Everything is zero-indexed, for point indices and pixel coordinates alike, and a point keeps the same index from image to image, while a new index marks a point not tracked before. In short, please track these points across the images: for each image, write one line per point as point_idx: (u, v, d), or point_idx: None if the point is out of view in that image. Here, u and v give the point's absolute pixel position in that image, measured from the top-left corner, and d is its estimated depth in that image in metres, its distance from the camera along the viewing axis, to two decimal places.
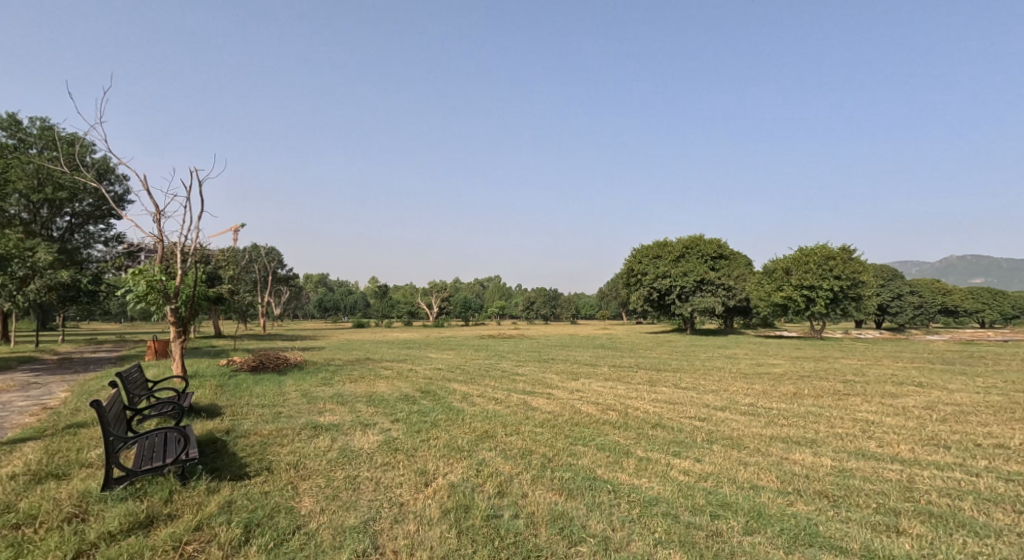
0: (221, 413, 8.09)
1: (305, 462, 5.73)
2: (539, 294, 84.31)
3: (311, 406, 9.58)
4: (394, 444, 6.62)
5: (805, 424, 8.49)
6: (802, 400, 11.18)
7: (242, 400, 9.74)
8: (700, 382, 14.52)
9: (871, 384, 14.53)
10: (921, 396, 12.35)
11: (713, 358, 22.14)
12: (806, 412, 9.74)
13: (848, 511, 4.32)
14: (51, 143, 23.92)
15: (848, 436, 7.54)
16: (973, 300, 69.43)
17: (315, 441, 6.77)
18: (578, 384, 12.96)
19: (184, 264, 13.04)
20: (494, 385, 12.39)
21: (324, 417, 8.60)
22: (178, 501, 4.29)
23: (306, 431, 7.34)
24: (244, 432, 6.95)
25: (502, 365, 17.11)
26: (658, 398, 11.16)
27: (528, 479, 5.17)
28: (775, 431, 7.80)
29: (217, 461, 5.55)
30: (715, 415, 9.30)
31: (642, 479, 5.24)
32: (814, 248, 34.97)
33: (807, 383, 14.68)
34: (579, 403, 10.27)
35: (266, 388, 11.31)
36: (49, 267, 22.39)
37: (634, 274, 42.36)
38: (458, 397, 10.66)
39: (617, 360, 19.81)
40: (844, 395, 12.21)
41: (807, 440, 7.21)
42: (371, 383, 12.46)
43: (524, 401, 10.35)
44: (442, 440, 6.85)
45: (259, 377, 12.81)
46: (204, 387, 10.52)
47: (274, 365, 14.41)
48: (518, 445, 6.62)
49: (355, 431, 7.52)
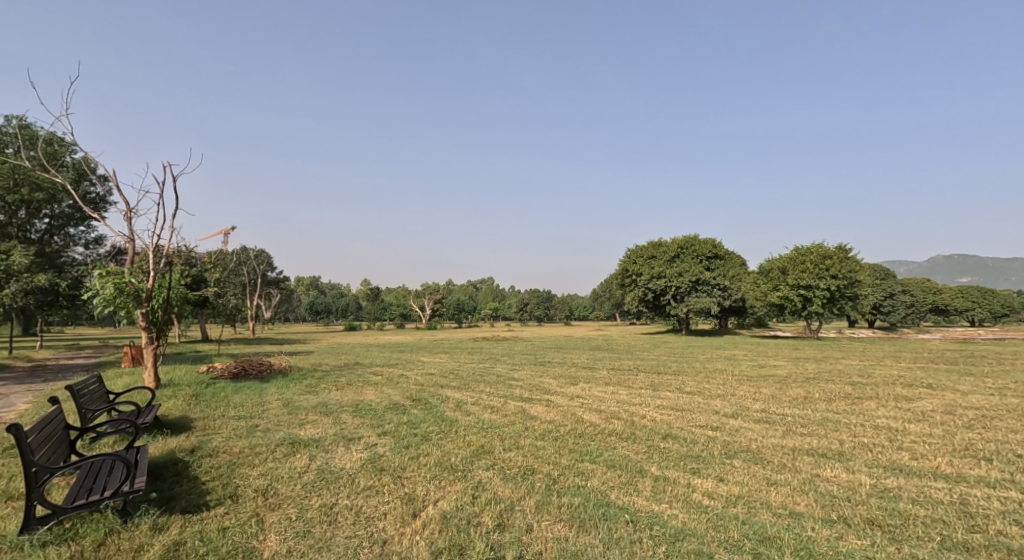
0: (190, 429, 7.36)
1: (275, 487, 5.02)
2: (532, 296, 83.67)
3: (291, 417, 8.85)
4: (379, 463, 5.92)
5: (826, 433, 7.87)
6: (816, 406, 10.55)
7: (217, 412, 9.01)
8: (704, 386, 13.90)
9: (880, 387, 14.00)
10: (936, 399, 11.78)
11: (713, 360, 21.61)
12: (823, 420, 9.11)
13: (911, 547, 3.76)
14: (29, 141, 23.02)
15: (877, 447, 6.92)
16: (963, 299, 69.66)
17: (292, 460, 6.05)
18: (577, 389, 12.30)
19: (159, 266, 12.29)
20: (489, 392, 11.71)
21: (304, 430, 7.88)
22: (113, 546, 3.63)
23: (284, 447, 6.65)
24: (212, 450, 6.23)
25: (496, 369, 16.47)
26: (663, 404, 10.53)
27: (531, 507, 4.52)
28: (796, 442, 7.17)
29: (173, 489, 4.88)
30: (727, 423, 8.67)
31: (663, 505, 4.60)
32: (810, 247, 34.55)
33: (814, 387, 14.11)
34: (581, 411, 9.61)
35: (246, 397, 10.56)
36: (26, 270, 21.52)
37: (629, 275, 41.82)
38: (451, 405, 9.98)
39: (615, 363, 19.15)
40: (856, 399, 11.61)
41: (834, 453, 6.58)
42: (359, 391, 11.73)
43: (522, 409, 9.70)
44: (433, 458, 6.15)
45: (239, 385, 12.08)
46: (177, 397, 9.78)
47: (256, 373, 13.66)
48: (517, 462, 5.95)
49: (337, 446, 6.80)
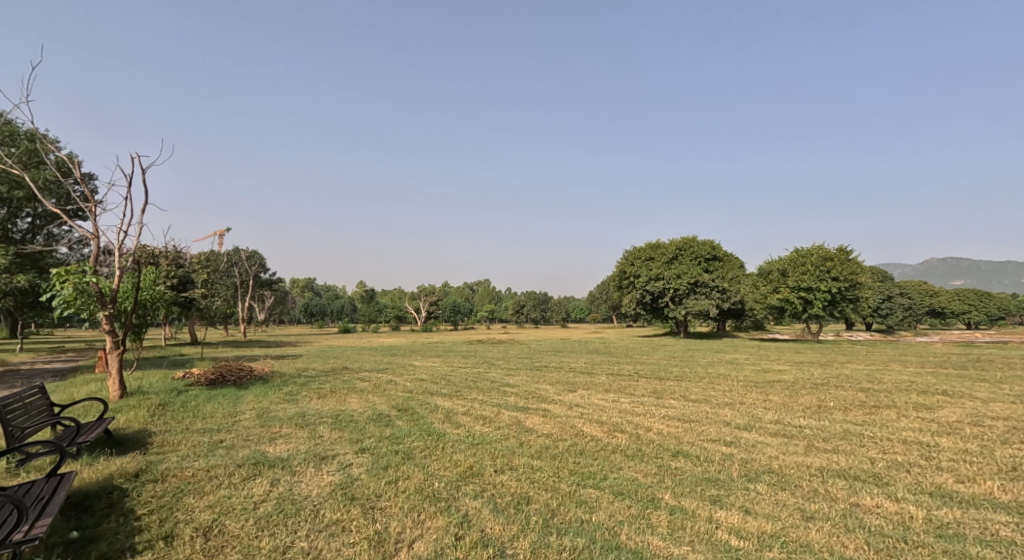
0: (144, 447, 6.57)
1: (222, 523, 4.30)
2: (529, 298, 82.85)
3: (263, 431, 8.01)
4: (351, 490, 5.14)
5: (853, 449, 7.12)
6: (834, 417, 9.80)
7: (182, 424, 8.25)
8: (709, 393, 13.14)
9: (895, 394, 13.22)
10: (959, 408, 11.02)
11: (716, 364, 20.78)
12: (845, 432, 8.35)
13: None
14: (9, 138, 22.18)
15: (914, 467, 6.17)
16: (959, 301, 69.11)
17: (251, 485, 5.26)
18: (576, 397, 11.51)
19: (126, 266, 11.46)
20: (482, 400, 10.88)
21: (274, 446, 7.07)
22: None
23: (246, 468, 5.84)
24: (162, 473, 5.47)
25: (490, 373, 15.67)
26: (669, 415, 9.75)
27: (525, 554, 3.85)
28: (824, 461, 6.41)
29: (98, 526, 4.20)
30: (741, 437, 7.91)
31: (683, 547, 3.92)
32: (810, 249, 33.86)
33: (824, 394, 13.36)
34: (581, 422, 8.84)
35: (218, 406, 9.79)
36: (5, 270, 20.72)
37: (626, 277, 41.06)
38: (439, 416, 9.18)
39: (615, 367, 18.37)
40: (873, 408, 10.85)
41: (869, 475, 5.80)
42: (342, 399, 10.89)
43: (518, 421, 8.91)
44: (415, 483, 5.34)
45: (214, 392, 11.31)
46: (140, 408, 8.99)
47: (234, 379, 12.83)
48: (511, 489, 5.18)
49: (307, 467, 6.00)
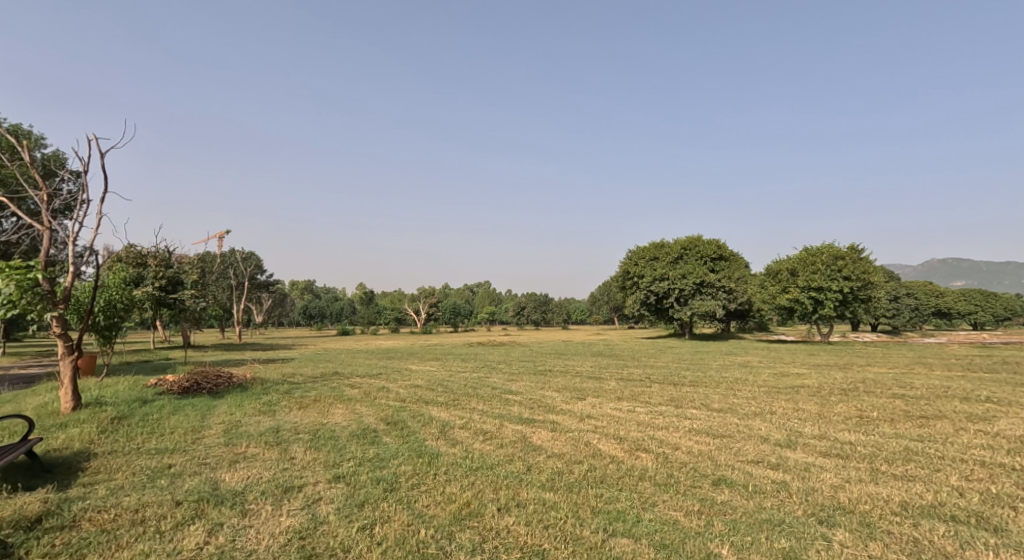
0: (66, 479, 5.40)
1: None
2: (529, 300, 81.57)
3: (224, 451, 6.80)
4: (312, 542, 3.97)
5: (928, 475, 5.94)
6: (883, 430, 8.60)
7: (133, 442, 7.09)
8: (731, 401, 11.92)
9: (934, 401, 11.99)
10: (1015, 418, 9.81)
11: (729, 367, 19.56)
12: (907, 450, 7.16)
13: None
14: None
15: (1017, 501, 5.01)
16: (966, 301, 67.48)
17: (184, 534, 4.08)
18: (588, 407, 10.24)
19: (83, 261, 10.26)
20: (482, 410, 9.67)
21: (230, 472, 5.87)
22: None
23: (185, 507, 4.63)
24: (77, 515, 4.33)
25: (490, 379, 14.40)
26: (696, 428, 8.53)
27: None
28: (904, 493, 5.21)
29: None
30: (788, 458, 6.69)
31: None
32: (821, 247, 32.54)
33: (857, 402, 12.10)
34: (596, 438, 7.63)
35: (183, 420, 8.60)
36: None
37: (630, 277, 39.75)
38: (433, 431, 7.94)
39: (624, 372, 17.08)
40: (922, 419, 9.62)
41: (971, 514, 4.61)
42: (325, 410, 9.68)
43: (523, 436, 7.69)
44: (396, 529, 4.16)
45: (183, 402, 10.12)
46: (89, 424, 7.81)
47: (209, 387, 11.57)
48: (520, 538, 4.03)
49: (263, 504, 4.81)
